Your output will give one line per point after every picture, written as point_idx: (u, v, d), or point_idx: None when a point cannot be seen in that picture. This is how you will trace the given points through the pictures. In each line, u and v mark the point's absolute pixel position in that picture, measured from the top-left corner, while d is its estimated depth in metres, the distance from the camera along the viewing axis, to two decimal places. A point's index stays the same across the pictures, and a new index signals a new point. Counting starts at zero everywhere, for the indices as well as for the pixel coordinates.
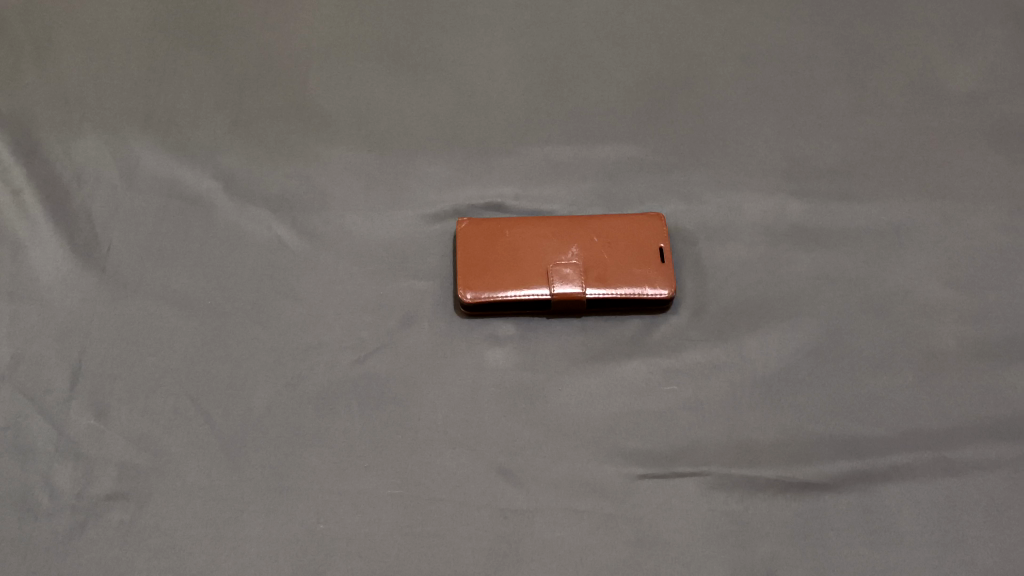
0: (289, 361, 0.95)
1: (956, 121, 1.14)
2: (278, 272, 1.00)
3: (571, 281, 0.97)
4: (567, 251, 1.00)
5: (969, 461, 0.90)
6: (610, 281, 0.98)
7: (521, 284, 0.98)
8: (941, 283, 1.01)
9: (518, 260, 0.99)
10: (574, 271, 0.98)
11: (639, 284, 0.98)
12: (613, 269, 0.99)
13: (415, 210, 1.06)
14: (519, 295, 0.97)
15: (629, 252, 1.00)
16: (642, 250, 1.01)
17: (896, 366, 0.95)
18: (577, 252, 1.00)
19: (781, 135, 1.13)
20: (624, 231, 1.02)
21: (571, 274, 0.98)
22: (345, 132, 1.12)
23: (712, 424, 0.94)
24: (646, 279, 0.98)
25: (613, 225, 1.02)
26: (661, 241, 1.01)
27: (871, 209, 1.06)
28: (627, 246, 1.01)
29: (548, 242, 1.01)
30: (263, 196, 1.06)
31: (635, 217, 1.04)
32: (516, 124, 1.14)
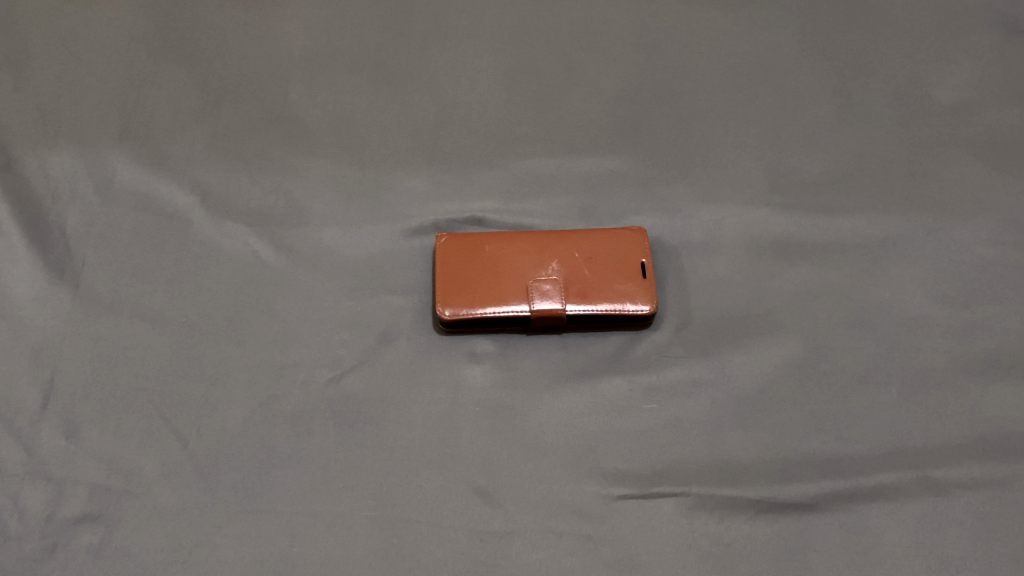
0: (264, 380, 0.95)
1: (946, 133, 1.14)
2: (255, 289, 1.01)
3: (551, 297, 0.96)
4: (547, 265, 0.99)
5: (952, 479, 0.90)
6: (591, 297, 0.97)
7: (500, 300, 0.96)
8: (927, 299, 1.01)
9: (498, 276, 0.98)
10: (555, 287, 0.97)
11: (620, 298, 0.97)
12: (593, 284, 0.98)
13: (395, 225, 1.05)
14: (497, 311, 0.96)
15: (611, 267, 0.99)
16: (623, 265, 0.99)
17: (878, 384, 0.96)
18: (558, 267, 0.99)
19: (770, 148, 1.13)
20: (607, 246, 1.01)
21: (551, 290, 0.97)
22: (324, 142, 1.12)
23: (691, 442, 0.92)
24: (627, 295, 0.97)
25: (595, 240, 1.01)
26: (643, 255, 1.00)
27: (858, 223, 1.07)
28: (609, 262, 0.99)
29: (528, 256, 1.00)
30: (243, 211, 1.06)
31: (616, 231, 1.02)
32: (497, 136, 1.13)
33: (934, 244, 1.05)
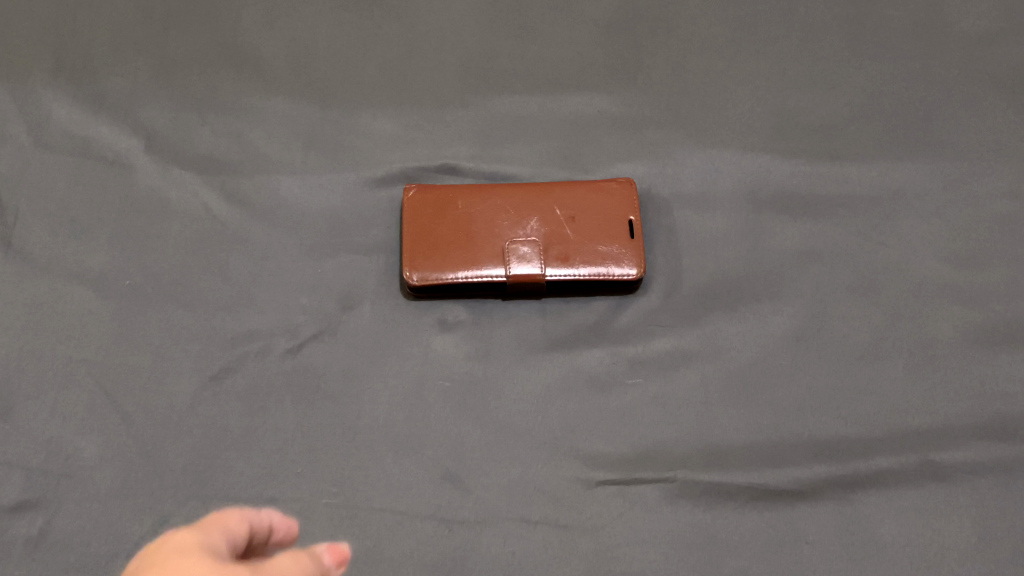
0: (215, 351, 0.87)
1: (968, 67, 1.03)
2: (205, 247, 0.92)
3: (529, 260, 0.88)
4: (525, 224, 0.90)
5: (957, 464, 0.84)
6: (572, 260, 0.89)
7: (474, 263, 0.88)
8: (939, 261, 0.93)
9: (471, 235, 0.89)
10: (534, 249, 0.89)
11: (604, 261, 0.88)
12: (576, 246, 0.89)
13: (359, 173, 0.96)
14: (470, 276, 0.87)
15: (596, 226, 0.90)
16: (608, 224, 0.91)
17: (882, 356, 0.89)
18: (537, 227, 0.90)
19: (774, 86, 1.02)
20: (591, 203, 0.92)
21: (529, 253, 0.88)
22: (281, 75, 1.01)
23: (679, 422, 0.85)
24: (613, 259, 0.89)
25: (578, 195, 0.92)
26: (630, 212, 0.92)
27: (868, 173, 0.97)
28: (594, 221, 0.91)
29: (504, 214, 0.91)
30: (190, 156, 0.96)
31: (601, 184, 0.94)
32: (473, 69, 1.02)
33: (948, 198, 0.96)
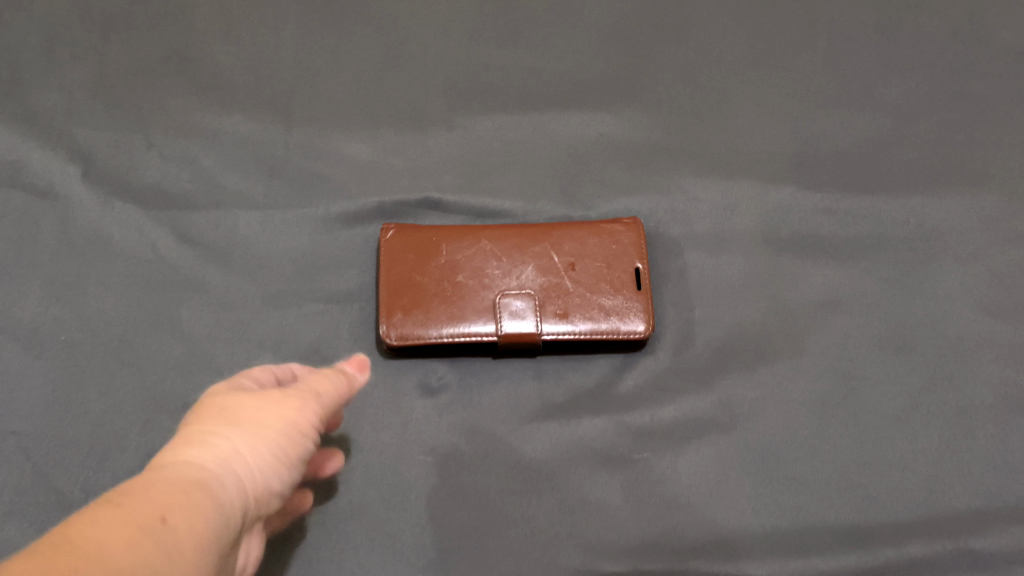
0: (165, 421, 0.74)
1: (1008, 85, 0.94)
2: (151, 295, 0.80)
3: (523, 317, 0.77)
4: (518, 274, 0.80)
5: (999, 552, 0.74)
6: (571, 315, 0.78)
7: (458, 320, 0.77)
8: (978, 312, 0.84)
9: (456, 287, 0.79)
10: (528, 303, 0.78)
11: (608, 316, 0.78)
12: (576, 299, 0.79)
13: (327, 207, 0.85)
14: (455, 335, 0.76)
15: (598, 276, 0.80)
16: (612, 272, 0.80)
17: (915, 425, 0.79)
18: (531, 276, 0.80)
19: (795, 104, 0.95)
20: (593, 248, 0.81)
21: (523, 307, 0.78)
22: (241, 92, 0.91)
23: (691, 505, 0.75)
24: (618, 314, 0.78)
25: (579, 239, 0.82)
26: (637, 260, 0.81)
27: (900, 208, 0.88)
28: (596, 270, 0.80)
29: (495, 262, 0.80)
30: (135, 188, 0.85)
31: (604, 226, 0.83)
32: (460, 84, 0.93)
33: (988, 238, 0.87)
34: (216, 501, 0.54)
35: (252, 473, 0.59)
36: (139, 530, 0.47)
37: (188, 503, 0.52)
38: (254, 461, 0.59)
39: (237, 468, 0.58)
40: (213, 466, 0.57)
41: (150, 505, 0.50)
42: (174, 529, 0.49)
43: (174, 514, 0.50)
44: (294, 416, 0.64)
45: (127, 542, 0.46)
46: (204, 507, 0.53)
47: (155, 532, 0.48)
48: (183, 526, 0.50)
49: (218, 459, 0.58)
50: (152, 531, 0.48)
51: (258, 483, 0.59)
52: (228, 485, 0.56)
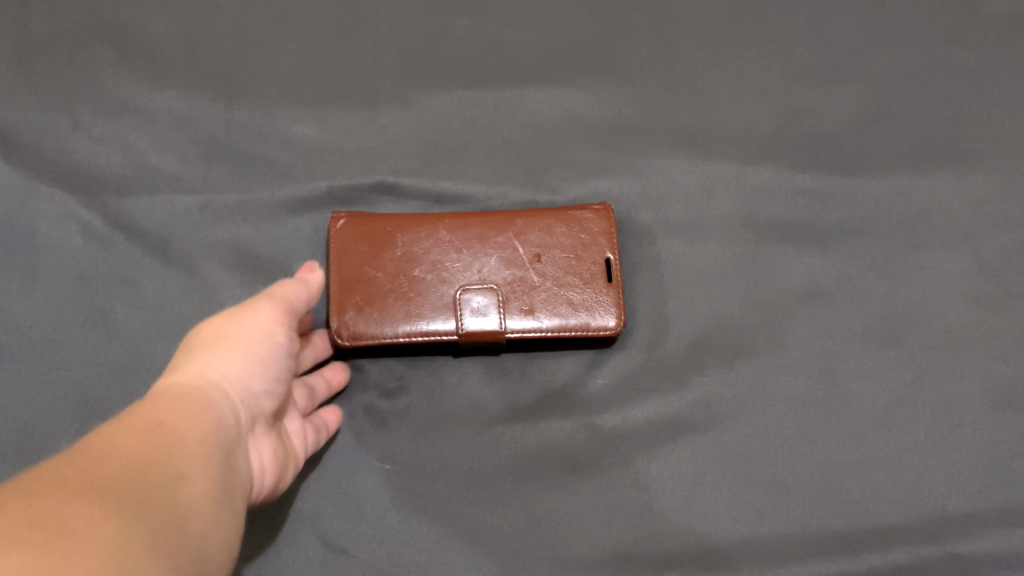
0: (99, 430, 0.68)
1: (1000, 57, 0.90)
2: (81, 291, 0.73)
3: (485, 314, 0.72)
4: (480, 267, 0.74)
5: (985, 558, 0.70)
6: (538, 312, 0.72)
7: (416, 318, 0.71)
8: (966, 301, 0.80)
9: (413, 282, 0.73)
10: (490, 298, 0.73)
11: (576, 312, 0.73)
12: (542, 293, 0.73)
13: (274, 192, 0.79)
14: (412, 334, 0.71)
15: (565, 268, 0.74)
16: (581, 263, 0.75)
17: (900, 422, 0.75)
18: (494, 268, 0.74)
19: (778, 75, 0.90)
20: (561, 236, 0.76)
21: (485, 303, 0.72)
22: (177, 65, 0.84)
23: (665, 513, 0.71)
24: (587, 309, 0.73)
25: (545, 227, 0.76)
26: (607, 249, 0.76)
27: (886, 189, 0.84)
28: (564, 262, 0.75)
29: (455, 253, 0.75)
30: (62, 172, 0.78)
31: (571, 211, 0.77)
32: (417, 56, 0.88)
33: (975, 222, 0.83)
34: (203, 403, 0.57)
35: (234, 375, 0.61)
36: (139, 427, 0.51)
37: (179, 406, 0.56)
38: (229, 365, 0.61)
39: (214, 376, 0.60)
40: (192, 379, 0.60)
41: (146, 410, 0.54)
42: (173, 427, 0.53)
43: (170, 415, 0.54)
44: (259, 321, 0.64)
45: (132, 436, 0.50)
46: (190, 407, 0.56)
47: (155, 428, 0.52)
48: (180, 425, 0.54)
49: (195, 373, 0.60)
50: (150, 427, 0.52)
51: (243, 385, 0.62)
52: (212, 389, 0.59)
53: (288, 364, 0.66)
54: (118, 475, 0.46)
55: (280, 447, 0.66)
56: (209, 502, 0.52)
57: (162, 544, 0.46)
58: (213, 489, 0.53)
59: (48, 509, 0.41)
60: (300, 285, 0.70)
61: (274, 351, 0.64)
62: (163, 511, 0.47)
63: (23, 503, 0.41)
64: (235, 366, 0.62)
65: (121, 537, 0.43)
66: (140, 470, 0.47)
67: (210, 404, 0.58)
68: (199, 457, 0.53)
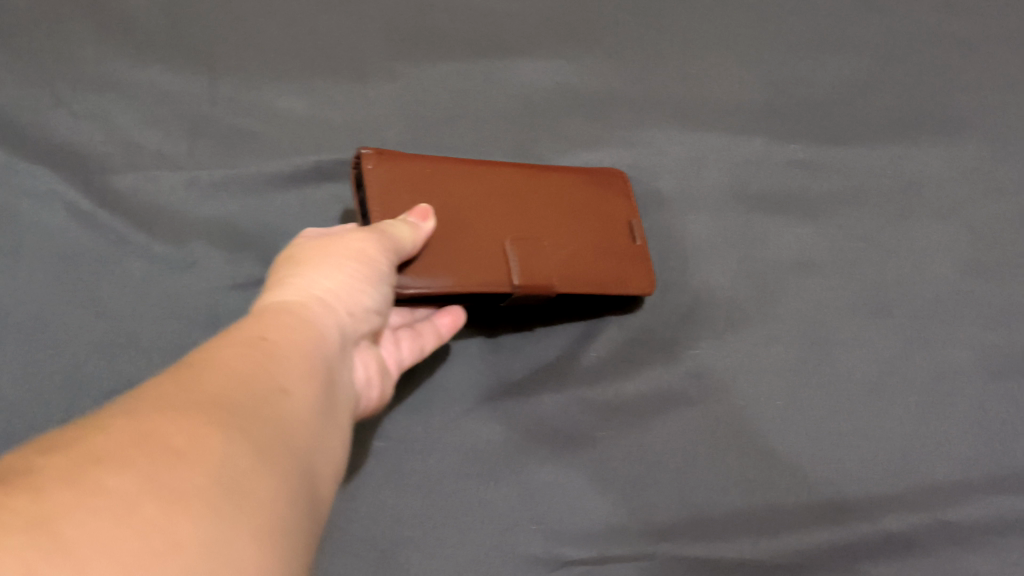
0: (87, 405, 0.66)
1: (978, 37, 0.93)
2: (67, 266, 0.72)
3: (540, 269, 0.71)
4: (521, 224, 0.74)
5: (981, 525, 0.69)
6: (580, 274, 0.74)
7: (475, 268, 0.70)
8: (955, 270, 0.80)
9: (458, 230, 0.71)
10: (540, 255, 0.73)
11: (616, 273, 0.75)
12: (578, 253, 0.75)
13: (261, 166, 0.79)
14: (479, 286, 0.69)
15: (594, 229, 0.77)
16: (608, 227, 0.78)
17: (894, 391, 0.75)
18: (533, 225, 0.75)
19: (765, 52, 0.92)
20: (586, 200, 0.79)
21: (537, 259, 0.72)
22: (161, 42, 0.83)
23: (659, 484, 0.71)
24: (624, 271, 0.76)
25: (571, 190, 0.79)
26: (631, 219, 0.79)
27: (877, 160, 0.85)
28: (592, 225, 0.78)
29: (495, 208, 0.74)
30: (45, 145, 0.77)
31: (594, 179, 0.80)
32: (406, 31, 0.88)
33: (963, 192, 0.84)
34: (309, 319, 0.53)
35: (336, 296, 0.58)
36: (241, 348, 0.46)
37: (279, 324, 0.51)
38: (332, 281, 0.58)
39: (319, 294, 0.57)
40: (298, 293, 0.56)
41: (244, 332, 0.48)
42: (274, 343, 0.48)
43: (274, 335, 0.49)
44: (359, 245, 0.62)
45: (234, 354, 0.45)
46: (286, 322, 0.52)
47: (259, 349, 0.46)
48: (282, 341, 0.49)
49: (301, 287, 0.57)
50: (252, 342, 0.46)
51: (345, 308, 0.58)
52: (316, 306, 0.55)
53: (384, 300, 0.63)
54: (222, 392, 0.40)
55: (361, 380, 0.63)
56: (317, 418, 0.46)
57: (281, 447, 0.40)
58: (320, 407, 0.47)
59: (156, 429, 0.35)
60: (410, 230, 0.66)
61: (372, 280, 0.61)
62: (275, 426, 0.41)
63: (129, 422, 0.35)
64: (336, 288, 0.58)
65: (240, 453, 0.36)
66: (247, 387, 0.42)
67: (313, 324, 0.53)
68: (304, 376, 0.47)
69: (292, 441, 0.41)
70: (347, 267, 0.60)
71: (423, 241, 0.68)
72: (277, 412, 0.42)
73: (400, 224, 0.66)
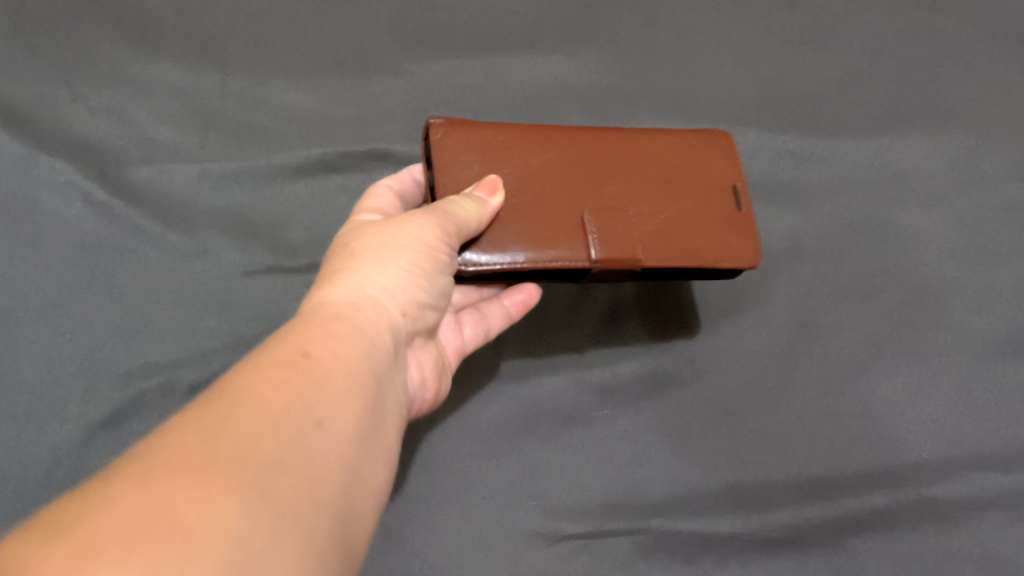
0: (106, 388, 0.70)
1: (966, 30, 0.95)
2: (86, 255, 0.75)
3: (622, 240, 0.69)
4: (605, 189, 0.72)
5: (965, 501, 0.72)
6: (671, 242, 0.71)
7: (549, 243, 0.68)
8: (940, 257, 0.83)
9: (533, 202, 0.70)
10: (625, 225, 0.70)
11: (711, 243, 0.71)
12: (672, 221, 0.72)
13: (270, 157, 0.82)
14: (550, 259, 0.67)
15: (693, 195, 0.74)
16: (710, 192, 0.74)
17: (882, 373, 0.78)
18: (623, 192, 0.72)
19: (759, 46, 0.95)
20: (685, 163, 0.75)
21: (621, 231, 0.69)
22: (172, 39, 0.86)
23: (653, 463, 0.74)
24: (722, 240, 0.72)
25: (669, 153, 0.75)
26: (727, 181, 0.75)
27: (865, 152, 0.88)
28: (691, 190, 0.74)
29: (582, 174, 0.72)
30: (64, 141, 0.80)
31: (688, 141, 0.77)
32: (408, 26, 0.91)
33: (948, 183, 0.86)
34: (361, 325, 0.54)
35: (384, 297, 0.58)
36: (283, 369, 0.44)
37: (328, 334, 0.50)
38: (384, 280, 0.58)
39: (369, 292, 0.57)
40: (355, 291, 0.57)
41: (281, 353, 0.46)
42: (315, 362, 0.46)
43: (319, 353, 0.47)
44: (417, 232, 0.61)
45: (267, 381, 0.42)
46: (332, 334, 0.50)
47: (303, 367, 0.45)
48: (324, 359, 0.47)
49: (356, 287, 0.57)
50: (294, 362, 0.45)
51: (394, 308, 0.59)
52: (366, 311, 0.55)
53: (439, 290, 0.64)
54: (248, 438, 0.37)
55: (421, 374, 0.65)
56: (352, 451, 0.44)
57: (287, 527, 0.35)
58: (358, 433, 0.46)
59: (166, 499, 0.32)
60: (476, 206, 0.65)
61: (422, 276, 0.61)
62: (299, 478, 0.38)
63: (134, 491, 0.32)
64: (386, 287, 0.58)
65: (256, 524, 0.33)
66: (282, 423, 0.39)
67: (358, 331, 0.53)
68: (346, 395, 0.45)
69: (318, 489, 0.39)
70: (398, 265, 0.60)
71: (490, 217, 0.67)
72: (308, 455, 0.39)
73: (463, 200, 0.65)
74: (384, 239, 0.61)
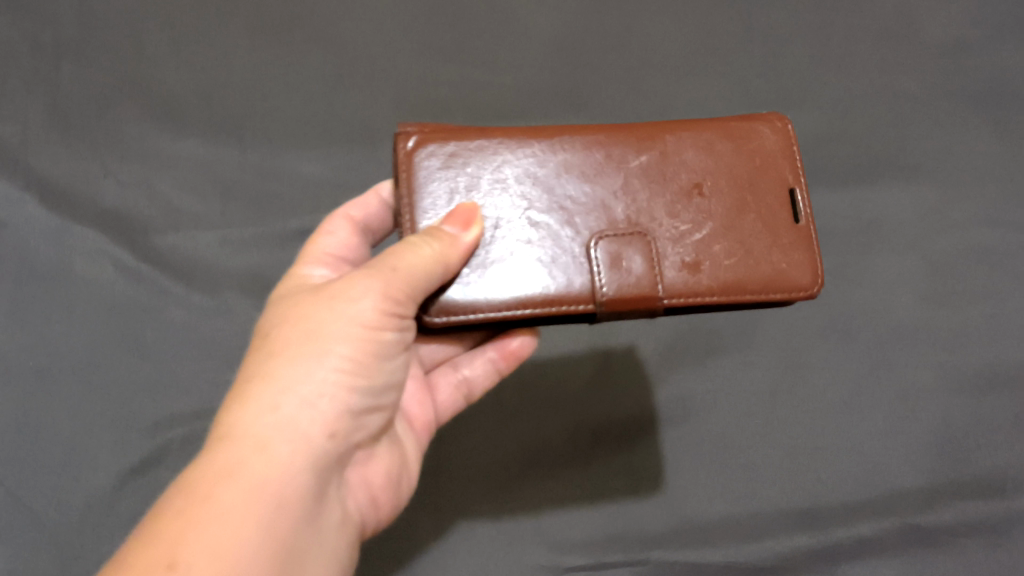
0: (135, 438, 0.76)
1: (939, 79, 1.00)
2: (116, 317, 0.82)
3: (643, 273, 0.66)
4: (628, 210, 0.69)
5: (946, 528, 0.76)
6: (702, 269, 0.68)
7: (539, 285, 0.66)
8: (915, 300, 0.88)
9: (532, 233, 0.67)
10: (647, 257, 0.67)
11: (750, 267, 0.68)
12: (707, 243, 0.68)
13: (286, 222, 0.90)
14: (540, 300, 0.65)
15: (742, 203, 0.70)
16: (762, 199, 0.71)
17: (865, 408, 0.82)
18: (658, 206, 0.69)
19: (740, 106, 1.01)
20: (735, 167, 0.71)
21: (641, 263, 0.67)
22: (193, 116, 0.93)
23: (650, 496, 0.78)
24: (766, 261, 0.69)
25: (720, 153, 0.72)
26: (783, 184, 0.71)
27: (840, 205, 0.95)
28: (740, 199, 0.70)
29: (611, 191, 0.69)
30: (96, 213, 0.87)
31: (724, 135, 0.73)
32: (409, 97, 0.99)
33: (919, 230, 0.92)
34: (262, 477, 0.49)
35: (310, 411, 0.53)
36: None
37: (210, 515, 0.46)
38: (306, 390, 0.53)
39: (284, 417, 0.52)
40: (268, 414, 0.51)
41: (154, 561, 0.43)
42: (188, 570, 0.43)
43: (188, 558, 0.43)
44: (359, 316, 0.57)
45: None
46: (220, 510, 0.46)
47: None
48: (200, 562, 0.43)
49: (270, 405, 0.52)
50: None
51: (318, 427, 0.53)
52: (279, 447, 0.50)
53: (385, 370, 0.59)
54: None
55: (364, 486, 0.62)
56: None
57: None
58: None
59: None
60: (438, 248, 0.61)
61: (359, 369, 0.56)
62: None
63: None
64: (312, 398, 0.53)
65: None
66: None
67: (261, 483, 0.49)
68: None
69: None
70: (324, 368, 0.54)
71: (464, 251, 0.64)
72: None
73: (427, 243, 0.61)
74: (313, 324, 0.56)
